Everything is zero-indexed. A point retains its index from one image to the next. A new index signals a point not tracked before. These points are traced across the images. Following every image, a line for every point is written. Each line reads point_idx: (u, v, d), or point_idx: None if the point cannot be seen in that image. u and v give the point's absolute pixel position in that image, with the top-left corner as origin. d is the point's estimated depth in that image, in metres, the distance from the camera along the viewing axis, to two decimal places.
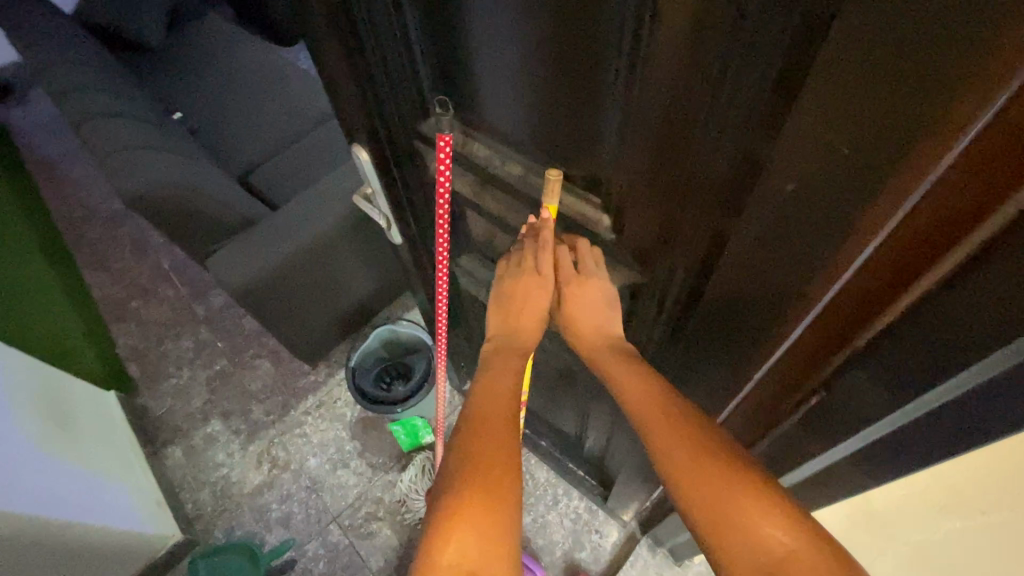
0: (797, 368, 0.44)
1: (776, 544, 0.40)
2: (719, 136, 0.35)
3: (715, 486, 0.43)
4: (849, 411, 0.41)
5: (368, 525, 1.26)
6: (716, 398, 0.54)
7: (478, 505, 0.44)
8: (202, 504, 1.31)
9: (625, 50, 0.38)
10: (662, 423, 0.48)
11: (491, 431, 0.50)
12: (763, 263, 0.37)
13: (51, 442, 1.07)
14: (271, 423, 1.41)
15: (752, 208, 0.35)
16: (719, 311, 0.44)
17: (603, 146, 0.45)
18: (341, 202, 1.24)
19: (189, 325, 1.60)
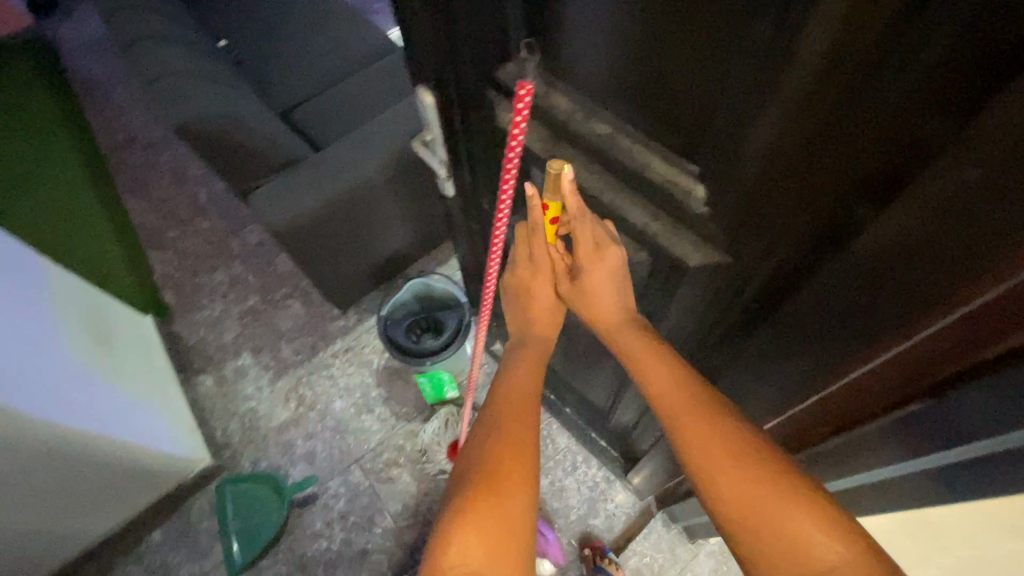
0: (887, 374, 0.42)
1: (821, 548, 0.42)
2: (877, 128, 0.32)
3: (740, 489, 0.47)
4: (950, 422, 0.38)
5: (388, 471, 1.28)
6: (803, 380, 0.51)
7: (486, 506, 0.49)
8: (230, 433, 1.35)
9: (768, 28, 0.33)
10: (686, 424, 0.51)
11: (508, 436, 0.54)
12: (902, 257, 0.36)
13: (91, 356, 1.10)
14: (300, 362, 1.44)
15: (910, 198, 0.34)
16: (834, 298, 0.43)
17: (713, 123, 0.41)
18: (386, 148, 1.21)
19: (223, 259, 1.61)
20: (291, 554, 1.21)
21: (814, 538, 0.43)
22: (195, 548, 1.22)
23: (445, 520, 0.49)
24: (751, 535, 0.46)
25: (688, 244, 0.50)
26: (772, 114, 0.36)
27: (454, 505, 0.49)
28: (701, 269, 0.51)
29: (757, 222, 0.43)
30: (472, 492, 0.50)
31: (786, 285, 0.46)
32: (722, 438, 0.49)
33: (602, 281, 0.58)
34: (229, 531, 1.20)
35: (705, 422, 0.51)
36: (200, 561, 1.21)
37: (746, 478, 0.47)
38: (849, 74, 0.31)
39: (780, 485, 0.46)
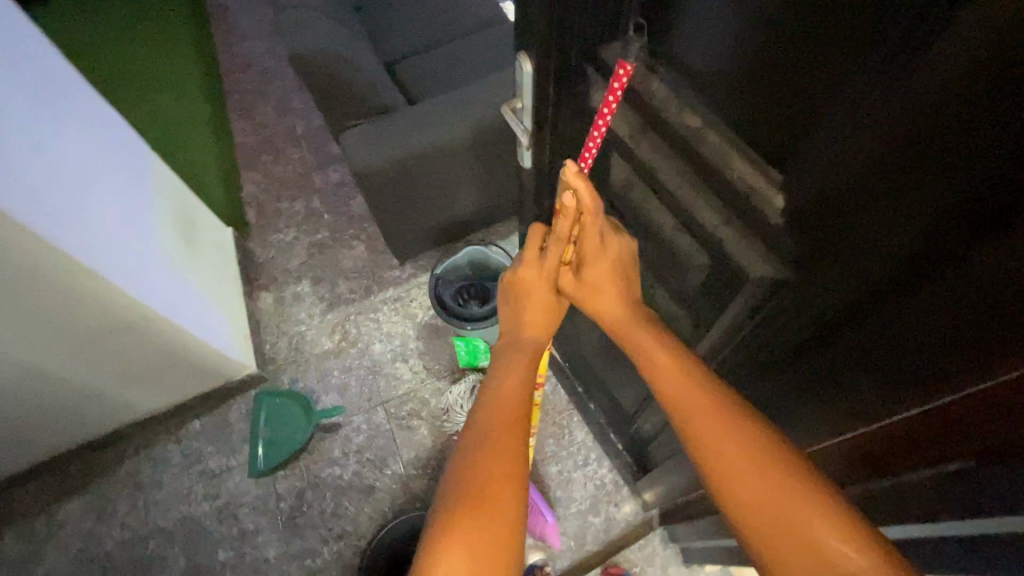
0: (922, 431, 0.40)
1: (839, 557, 0.41)
2: (978, 167, 0.31)
3: (762, 487, 0.45)
4: (972, 496, 0.35)
5: (409, 420, 1.34)
6: (847, 418, 0.50)
7: (474, 524, 0.49)
8: (277, 349, 1.45)
9: (889, 42, 0.32)
10: (712, 421, 0.50)
11: (498, 443, 0.55)
12: (979, 302, 0.34)
13: (176, 251, 1.21)
14: (352, 300, 1.51)
15: (997, 243, 0.32)
16: (898, 335, 0.41)
17: (806, 135, 0.40)
18: (476, 114, 1.24)
19: (305, 191, 1.72)
20: (306, 473, 1.28)
21: (837, 549, 0.41)
22: (225, 444, 1.32)
23: (433, 534, 0.50)
24: (764, 542, 0.45)
25: (758, 253, 0.49)
26: (874, 131, 0.35)
27: (439, 517, 0.50)
28: (766, 283, 0.49)
29: (827, 248, 0.42)
30: (454, 512, 0.50)
31: (846, 317, 0.45)
32: (741, 442, 0.48)
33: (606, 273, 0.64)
34: (258, 435, 1.29)
35: (713, 432, 0.49)
36: (227, 456, 1.30)
37: (755, 489, 0.46)
38: (958, 109, 0.30)
39: (794, 493, 0.44)
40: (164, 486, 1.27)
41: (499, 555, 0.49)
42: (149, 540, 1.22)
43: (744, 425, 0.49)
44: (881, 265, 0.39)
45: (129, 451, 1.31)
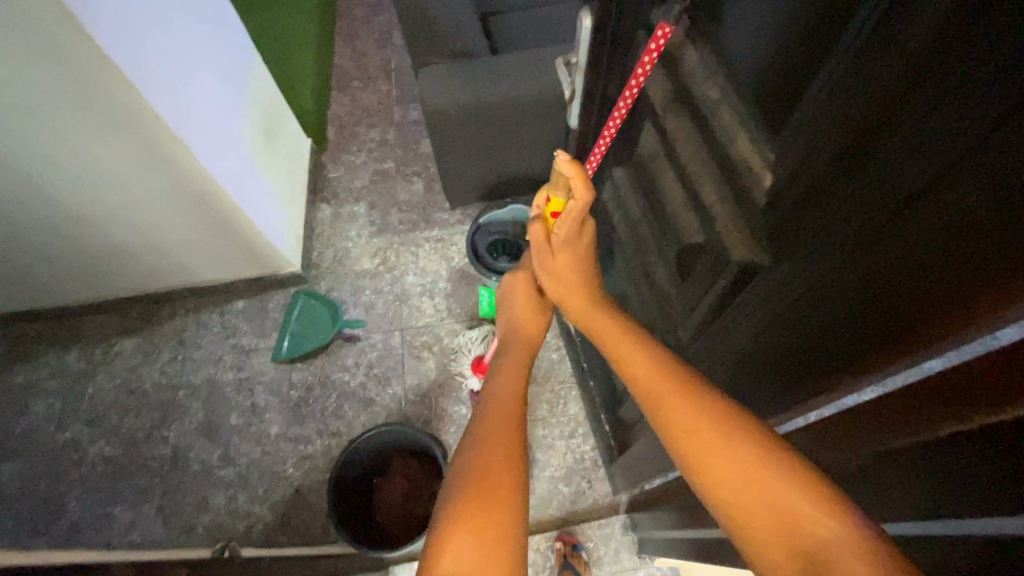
0: (844, 429, 0.42)
1: (815, 529, 0.40)
2: (909, 160, 0.33)
3: (728, 464, 0.46)
4: (908, 484, 0.36)
5: (420, 351, 1.42)
6: (761, 404, 0.51)
7: (479, 518, 0.53)
8: (323, 258, 1.56)
9: (870, 33, 0.35)
10: (678, 404, 0.52)
11: (495, 439, 0.61)
12: (876, 301, 0.36)
13: (255, 146, 1.33)
14: (399, 231, 1.60)
15: (898, 240, 0.34)
16: (809, 332, 0.43)
17: (797, 118, 0.43)
18: (551, 76, 1.26)
19: (383, 122, 1.81)
20: (319, 371, 1.40)
21: (796, 510, 0.41)
22: (259, 327, 1.46)
23: (437, 533, 0.53)
24: (743, 524, 0.44)
25: (739, 233, 0.51)
26: (852, 113, 0.37)
27: (447, 512, 0.54)
28: (740, 264, 0.52)
29: (789, 231, 0.44)
30: (460, 497, 0.55)
31: (777, 311, 0.47)
32: (707, 427, 0.48)
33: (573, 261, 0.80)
34: (288, 329, 1.41)
35: (686, 422, 0.50)
36: (258, 338, 1.45)
37: (726, 473, 0.46)
38: (910, 98, 0.33)
39: (749, 461, 0.45)
40: (201, 348, 1.44)
41: (501, 537, 0.52)
42: (179, 389, 1.39)
43: (711, 407, 0.50)
44: (816, 267, 0.41)
45: (181, 312, 1.48)
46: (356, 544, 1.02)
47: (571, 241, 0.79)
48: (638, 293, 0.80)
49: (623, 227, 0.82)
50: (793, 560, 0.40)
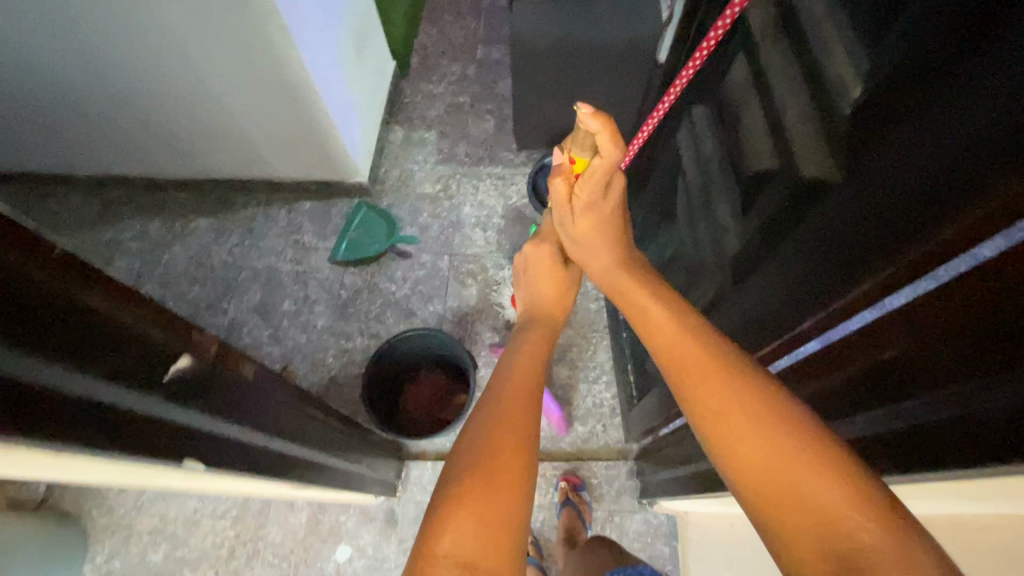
0: (869, 330, 0.42)
1: (856, 533, 0.40)
2: (995, 62, 0.32)
3: (762, 468, 0.46)
4: (932, 370, 0.36)
5: (465, 277, 1.47)
6: (790, 318, 0.52)
7: (487, 503, 0.54)
8: (388, 175, 1.63)
9: None
10: (706, 415, 0.52)
11: (508, 424, 0.63)
12: (923, 208, 0.36)
13: (347, 53, 1.38)
14: (464, 163, 1.64)
15: (962, 148, 0.34)
16: (855, 245, 0.43)
17: (899, 25, 0.42)
18: (645, 26, 1.25)
19: (466, 57, 1.84)
20: (369, 277, 1.48)
21: (830, 507, 0.42)
22: (321, 228, 1.55)
23: (438, 513, 0.54)
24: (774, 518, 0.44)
25: (818, 151, 0.51)
26: (946, 21, 0.37)
27: (453, 491, 0.55)
28: (809, 180, 0.51)
29: (860, 149, 0.44)
30: (468, 476, 0.56)
31: (828, 228, 0.47)
32: (735, 432, 0.49)
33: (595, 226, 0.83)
34: (346, 235, 1.49)
35: (723, 415, 0.51)
36: (319, 238, 1.54)
37: (759, 471, 0.47)
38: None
39: (778, 460, 0.45)
40: (267, 238, 1.54)
41: (505, 520, 0.53)
42: (242, 271, 1.51)
43: (749, 400, 0.50)
44: (874, 194, 0.41)
45: (254, 202, 1.59)
46: (392, 434, 1.11)
47: (592, 202, 0.82)
48: (697, 232, 0.81)
49: (691, 167, 0.83)
50: (828, 562, 0.40)
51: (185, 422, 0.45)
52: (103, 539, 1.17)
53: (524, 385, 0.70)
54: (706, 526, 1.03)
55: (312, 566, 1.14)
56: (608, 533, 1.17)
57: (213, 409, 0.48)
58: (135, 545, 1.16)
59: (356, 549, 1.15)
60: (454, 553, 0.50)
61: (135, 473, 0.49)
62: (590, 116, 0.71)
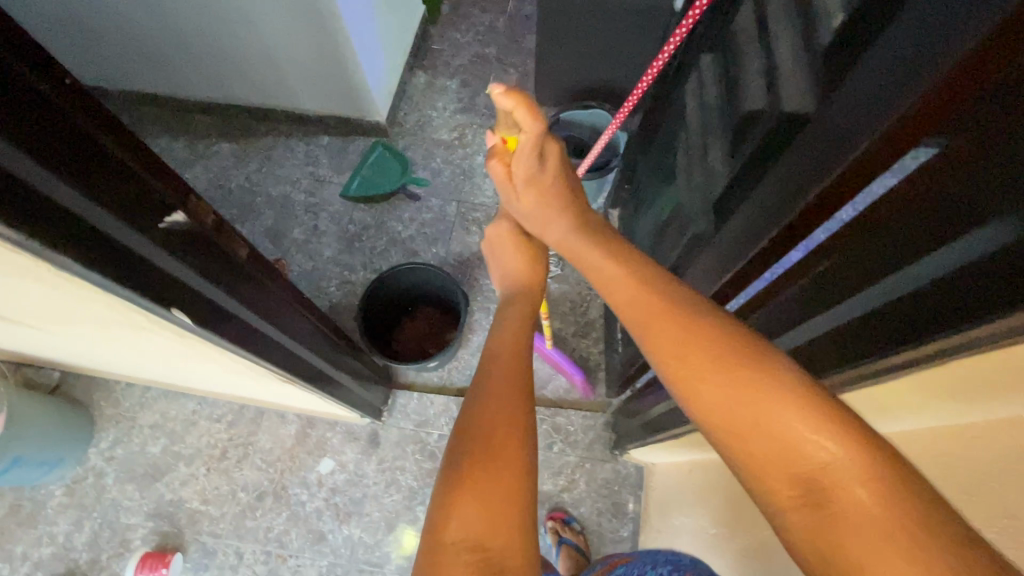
0: (816, 249, 0.45)
1: (818, 455, 0.40)
2: None
3: (729, 404, 0.45)
4: (864, 263, 0.40)
5: (471, 224, 1.50)
6: (741, 246, 0.55)
7: (483, 479, 0.51)
8: (406, 119, 1.65)
9: None
10: (668, 357, 0.49)
11: (497, 393, 0.59)
12: (847, 125, 0.39)
13: None
14: (482, 114, 1.65)
15: (883, 64, 0.36)
16: (792, 170, 0.45)
17: None
18: None
19: (497, 9, 1.82)
20: (378, 215, 1.52)
21: (797, 435, 0.41)
22: (337, 164, 1.58)
23: (441, 496, 0.51)
24: (746, 455, 0.44)
25: (802, 84, 0.52)
26: None
27: (449, 475, 0.52)
28: (786, 116, 0.53)
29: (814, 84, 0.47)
30: (463, 458, 0.52)
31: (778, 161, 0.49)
32: (702, 376, 0.47)
33: (543, 203, 0.78)
34: (360, 172, 1.52)
35: (687, 365, 0.48)
36: (333, 172, 1.57)
37: (730, 410, 0.45)
38: None
39: (745, 392, 0.44)
40: (285, 167, 1.58)
41: (511, 496, 0.50)
42: (257, 196, 1.56)
43: (707, 333, 0.48)
44: (814, 122, 0.43)
45: (275, 131, 1.62)
46: (382, 356, 1.13)
47: (535, 179, 0.76)
48: (692, 180, 0.82)
49: (694, 119, 0.84)
50: (797, 486, 0.41)
51: (176, 274, 0.49)
52: (107, 428, 1.24)
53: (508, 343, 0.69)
54: (670, 477, 1.06)
55: (296, 474, 1.20)
56: (578, 478, 1.21)
57: (203, 270, 0.52)
58: (136, 436, 1.24)
59: (339, 464, 1.20)
60: (466, 536, 0.49)
61: (112, 326, 0.52)
62: (504, 97, 0.66)
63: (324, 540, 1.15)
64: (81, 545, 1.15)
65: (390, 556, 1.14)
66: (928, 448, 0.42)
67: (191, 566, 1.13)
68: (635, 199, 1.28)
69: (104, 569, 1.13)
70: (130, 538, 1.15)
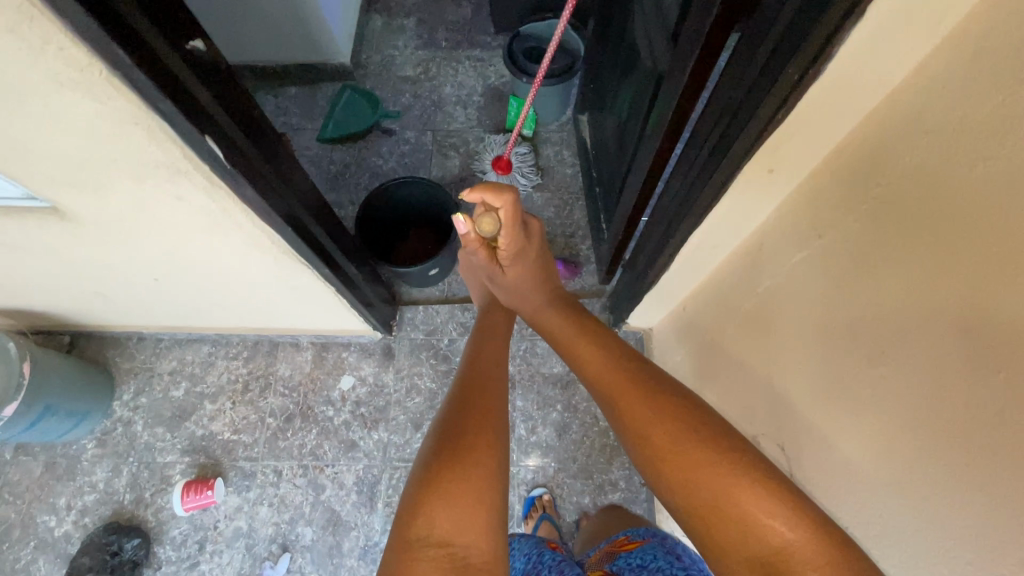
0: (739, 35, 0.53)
1: (773, 538, 0.48)
2: None
3: (702, 477, 0.52)
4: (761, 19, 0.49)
5: (449, 150, 1.55)
6: (695, 40, 0.62)
7: (455, 487, 0.56)
8: (369, 62, 1.67)
9: None
10: (657, 434, 0.57)
11: (474, 418, 0.64)
12: None
13: None
14: (443, 48, 1.68)
15: None
16: None
17: None
18: None
19: None
20: (357, 154, 1.56)
21: (756, 520, 0.49)
22: (307, 112, 1.61)
23: (414, 500, 0.56)
24: (707, 529, 0.52)
25: None
26: None
27: (423, 482, 0.57)
28: None
29: None
30: (437, 469, 0.57)
31: None
32: (685, 451, 0.55)
33: (522, 280, 0.87)
34: (332, 116, 1.54)
35: (658, 451, 0.57)
36: (306, 120, 1.60)
37: (698, 480, 0.53)
38: None
39: (717, 472, 0.52)
40: None
41: (485, 523, 0.55)
42: None
43: (685, 421, 0.57)
44: None
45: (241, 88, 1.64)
46: (388, 266, 1.20)
47: (514, 259, 0.86)
48: (652, 36, 0.89)
49: None
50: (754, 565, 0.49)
51: (207, 106, 0.54)
52: (127, 380, 1.28)
53: (486, 370, 0.76)
54: (665, 334, 1.15)
55: (319, 393, 1.26)
56: None
57: (226, 109, 0.57)
58: (157, 383, 1.28)
59: (358, 379, 1.27)
60: (433, 533, 0.53)
61: (143, 185, 0.60)
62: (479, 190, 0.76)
63: (356, 447, 1.21)
64: (123, 486, 1.19)
65: None
66: (825, 280, 0.55)
67: (233, 489, 1.19)
68: (600, 97, 1.34)
69: (150, 504, 1.18)
70: (169, 473, 1.20)
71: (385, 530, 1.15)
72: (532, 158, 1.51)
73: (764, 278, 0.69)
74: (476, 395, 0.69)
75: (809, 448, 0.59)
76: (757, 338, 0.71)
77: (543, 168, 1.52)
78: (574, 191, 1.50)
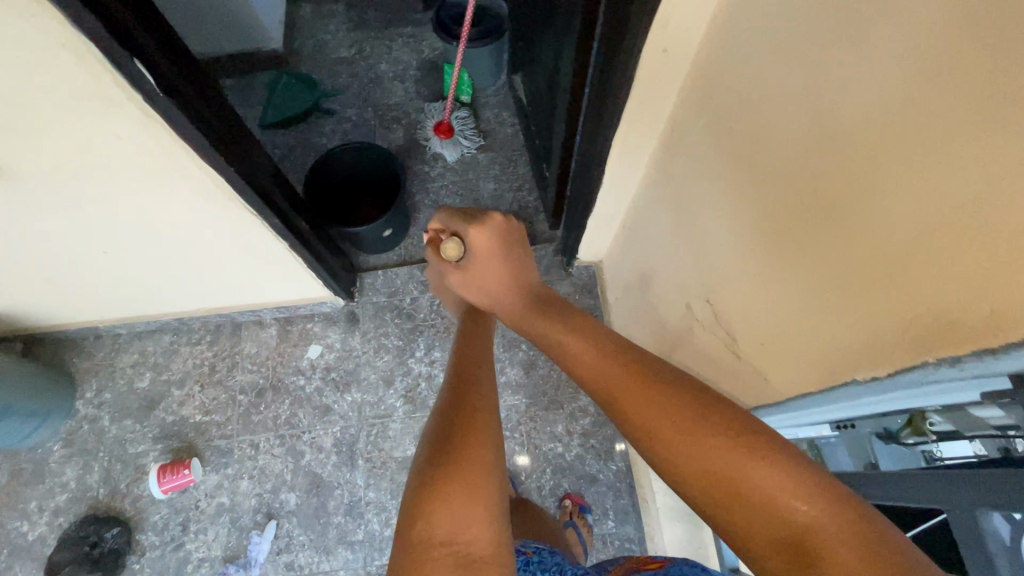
0: None
1: (797, 518, 0.42)
2: None
3: (714, 458, 0.45)
4: None
5: (392, 123, 1.58)
6: None
7: (451, 490, 0.50)
8: (303, 47, 1.68)
9: None
10: (665, 423, 0.48)
11: (463, 418, 0.57)
12: None
13: None
14: (375, 27, 1.71)
15: None
16: None
17: None
18: None
19: None
20: (301, 135, 1.57)
21: (779, 502, 0.42)
22: (246, 101, 1.62)
23: (412, 499, 0.50)
24: (727, 516, 0.45)
25: None
26: None
27: (419, 485, 0.51)
28: None
29: None
30: (431, 470, 0.51)
31: None
32: (693, 430, 0.47)
33: (484, 274, 0.78)
34: (270, 101, 1.56)
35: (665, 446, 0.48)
36: (245, 108, 1.61)
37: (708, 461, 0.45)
38: None
39: (730, 453, 0.45)
40: None
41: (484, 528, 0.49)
42: None
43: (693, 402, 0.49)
44: None
45: None
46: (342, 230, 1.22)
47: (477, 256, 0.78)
48: None
49: None
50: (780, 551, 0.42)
51: (133, 30, 0.57)
52: (88, 378, 1.26)
53: (469, 372, 0.67)
54: (613, 260, 1.22)
55: (288, 365, 1.27)
56: None
57: (152, 35, 0.61)
58: (121, 377, 1.26)
59: (326, 346, 1.28)
60: (436, 533, 0.48)
61: (84, 121, 0.62)
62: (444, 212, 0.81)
63: (331, 410, 1.23)
64: (96, 481, 1.18)
65: (395, 405, 1.23)
66: (801, 226, 0.49)
67: (211, 468, 1.19)
68: (528, 52, 1.40)
69: (127, 494, 1.17)
70: (144, 462, 1.19)
71: (369, 485, 1.17)
72: (472, 121, 1.56)
73: (681, 162, 0.75)
74: (463, 387, 0.62)
75: (729, 295, 0.65)
76: (681, 221, 0.77)
77: (484, 130, 1.57)
78: (517, 149, 1.56)
